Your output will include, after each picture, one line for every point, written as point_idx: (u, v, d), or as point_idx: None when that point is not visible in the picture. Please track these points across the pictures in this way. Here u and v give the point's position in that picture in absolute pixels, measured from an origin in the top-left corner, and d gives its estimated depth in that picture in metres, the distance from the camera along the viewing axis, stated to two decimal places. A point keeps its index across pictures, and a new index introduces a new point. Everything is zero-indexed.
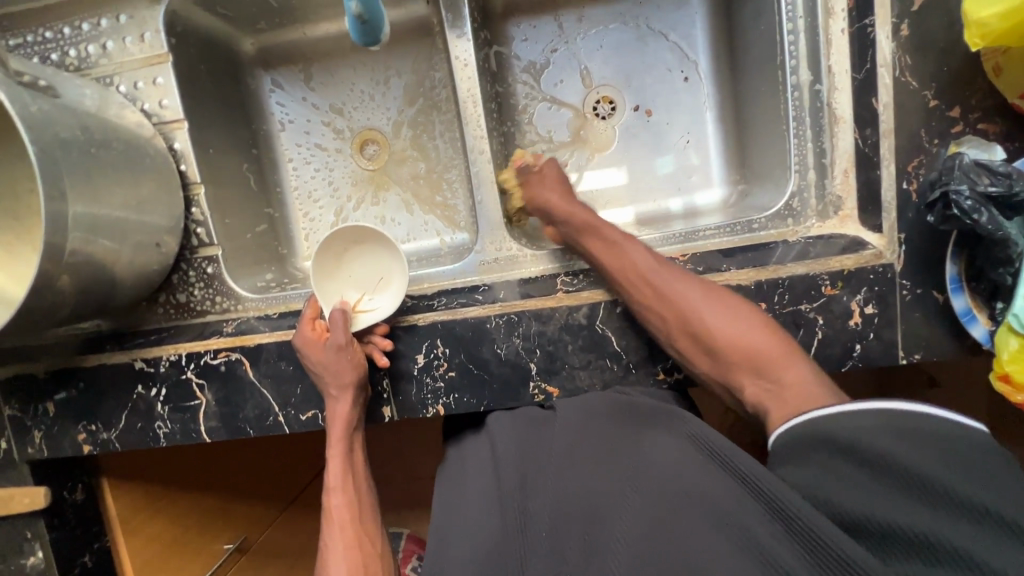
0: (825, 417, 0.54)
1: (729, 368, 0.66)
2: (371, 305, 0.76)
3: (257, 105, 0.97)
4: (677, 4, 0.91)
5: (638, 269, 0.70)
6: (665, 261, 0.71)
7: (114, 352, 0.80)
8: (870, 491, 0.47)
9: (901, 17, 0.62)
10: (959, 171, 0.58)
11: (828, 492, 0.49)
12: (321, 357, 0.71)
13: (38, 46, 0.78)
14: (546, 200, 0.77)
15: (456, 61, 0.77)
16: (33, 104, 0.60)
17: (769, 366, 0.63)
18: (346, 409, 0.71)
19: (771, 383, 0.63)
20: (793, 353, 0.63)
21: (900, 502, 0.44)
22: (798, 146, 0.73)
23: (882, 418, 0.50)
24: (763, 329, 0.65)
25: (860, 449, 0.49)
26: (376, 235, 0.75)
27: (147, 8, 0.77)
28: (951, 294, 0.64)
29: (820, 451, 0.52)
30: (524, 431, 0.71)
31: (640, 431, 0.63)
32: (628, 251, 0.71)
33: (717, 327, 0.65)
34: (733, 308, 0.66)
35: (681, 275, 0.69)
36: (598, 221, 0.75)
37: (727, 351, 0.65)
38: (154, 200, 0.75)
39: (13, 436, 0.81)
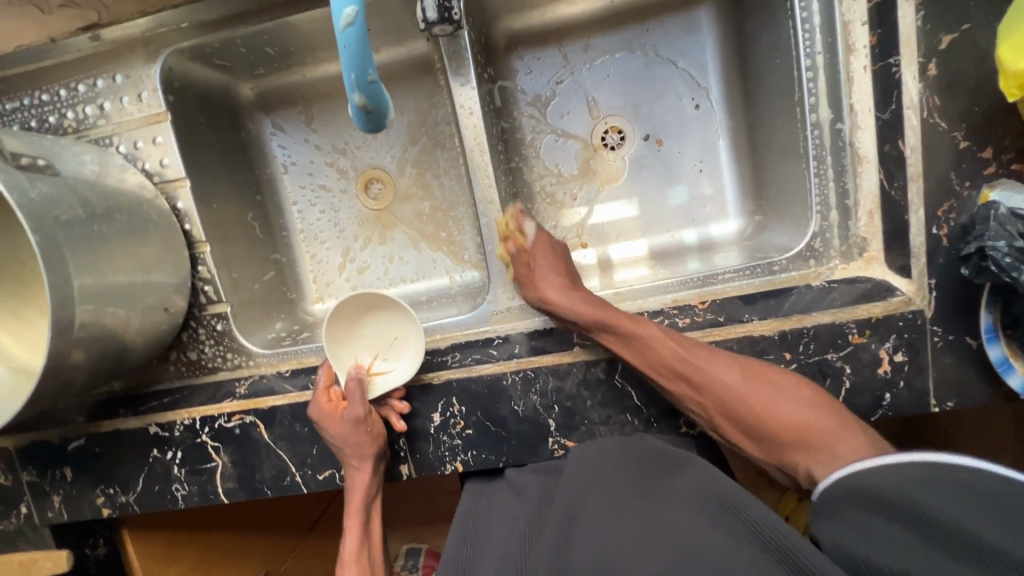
0: (867, 470, 0.54)
1: (783, 445, 0.64)
2: (386, 366, 0.75)
3: (258, 149, 0.95)
4: (686, 29, 0.88)
5: (665, 362, 0.65)
6: (685, 340, 0.67)
7: (126, 418, 0.80)
8: (888, 538, 0.47)
9: (928, 56, 0.60)
10: (996, 223, 0.56)
11: (852, 542, 0.50)
12: (338, 430, 0.70)
13: (35, 109, 0.77)
14: (546, 292, 0.72)
15: (461, 109, 0.75)
16: (33, 189, 0.59)
17: (825, 442, 0.60)
18: (366, 479, 0.71)
19: (830, 463, 0.60)
20: (845, 421, 0.61)
21: (913, 548, 0.45)
22: (819, 186, 0.70)
23: (914, 470, 0.50)
24: (806, 401, 0.62)
25: (887, 499, 0.50)
26: (388, 300, 0.73)
27: (143, 66, 0.75)
28: (986, 343, 0.62)
29: (854, 505, 0.53)
30: (538, 478, 0.69)
31: (652, 476, 0.60)
32: (645, 341, 0.66)
33: (759, 407, 0.63)
34: (772, 384, 0.63)
35: (707, 355, 0.65)
36: (603, 309, 0.69)
37: (778, 432, 0.63)
38: (161, 265, 0.74)
39: (32, 500, 0.82)
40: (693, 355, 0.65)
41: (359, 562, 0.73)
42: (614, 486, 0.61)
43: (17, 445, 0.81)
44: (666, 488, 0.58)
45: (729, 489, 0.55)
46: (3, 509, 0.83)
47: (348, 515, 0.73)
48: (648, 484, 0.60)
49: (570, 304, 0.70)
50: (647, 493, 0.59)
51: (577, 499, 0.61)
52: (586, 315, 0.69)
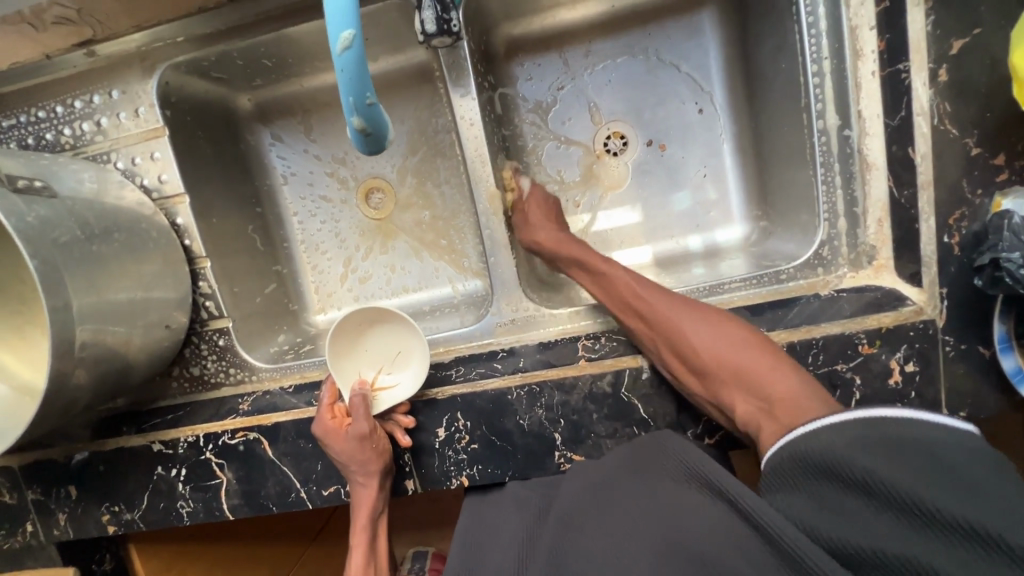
0: (808, 434, 0.50)
1: (719, 388, 0.62)
2: (390, 381, 0.75)
3: (258, 160, 0.94)
4: (688, 33, 0.87)
5: (624, 298, 0.70)
6: (650, 282, 0.70)
7: (130, 436, 0.79)
8: (862, 517, 0.43)
9: (938, 62, 0.58)
10: (1010, 233, 0.55)
11: (815, 518, 0.45)
12: (342, 446, 0.69)
13: (32, 126, 0.76)
14: (530, 228, 0.78)
15: (461, 121, 0.74)
16: (30, 212, 0.58)
17: (758, 382, 0.59)
18: (372, 496, 0.71)
19: (762, 402, 0.58)
20: (784, 366, 0.60)
21: (898, 531, 0.41)
22: (827, 194, 0.69)
23: (865, 430, 0.47)
24: (749, 345, 0.62)
25: (847, 467, 0.45)
26: (389, 313, 0.73)
27: (139, 82, 0.75)
28: (999, 353, 0.60)
29: (806, 473, 0.48)
30: (535, 496, 0.69)
31: (647, 475, 0.59)
32: (611, 276, 0.71)
33: (701, 346, 0.63)
34: (722, 328, 0.64)
35: (669, 297, 0.68)
36: (586, 253, 0.75)
37: (714, 371, 0.62)
38: (162, 282, 0.73)
39: (37, 518, 0.81)
40: (654, 295, 0.68)
41: None
42: (614, 493, 0.60)
43: (22, 463, 0.81)
44: (662, 486, 0.56)
45: (719, 475, 0.52)
46: (8, 527, 0.82)
47: (355, 531, 0.73)
48: (644, 484, 0.58)
49: (552, 247, 0.76)
50: (642, 493, 0.57)
51: (580, 511, 0.61)
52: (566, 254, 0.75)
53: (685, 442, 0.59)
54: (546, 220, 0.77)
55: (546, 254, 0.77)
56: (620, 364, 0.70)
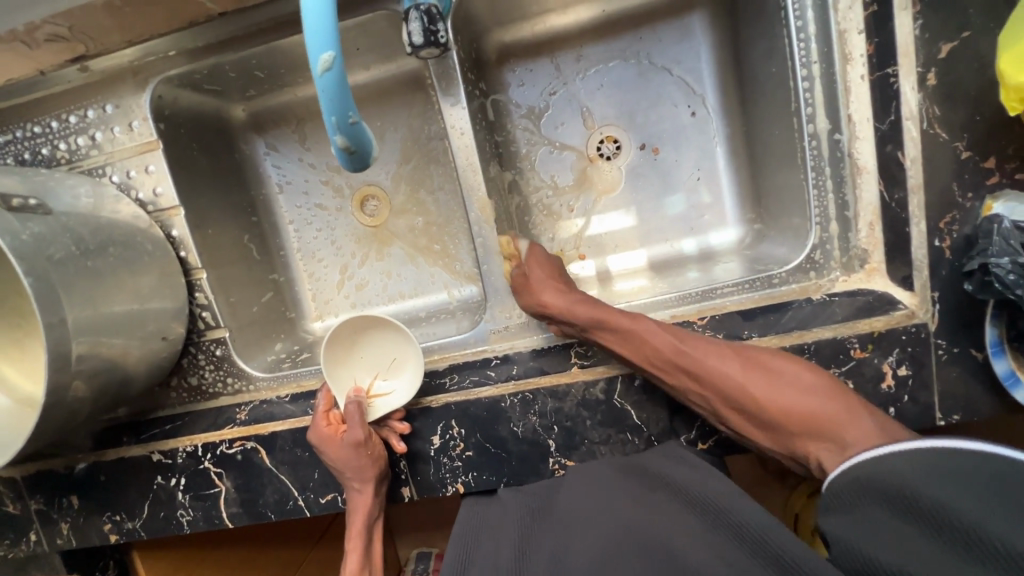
0: (868, 462, 0.51)
1: (788, 435, 0.61)
2: (386, 388, 0.75)
3: (253, 170, 0.95)
4: (680, 36, 0.87)
5: (664, 361, 0.64)
6: (683, 333, 0.66)
7: (130, 446, 0.80)
8: (892, 531, 0.45)
9: (927, 66, 0.58)
10: (999, 237, 0.55)
11: (853, 533, 0.48)
12: (337, 453, 0.69)
13: (28, 141, 0.77)
14: (543, 298, 0.71)
15: (451, 130, 0.74)
16: (24, 230, 0.59)
17: (831, 429, 0.57)
18: (368, 502, 0.71)
19: (837, 450, 0.57)
20: (854, 408, 0.57)
21: (919, 543, 0.42)
22: (818, 197, 0.69)
23: (909, 457, 0.48)
24: (807, 387, 0.60)
25: (889, 487, 0.47)
26: (384, 321, 0.73)
27: (133, 96, 0.75)
28: (991, 356, 0.60)
29: (855, 496, 0.51)
30: (531, 498, 0.67)
31: (641, 481, 0.60)
32: (644, 337, 0.66)
33: (764, 401, 0.60)
34: (771, 371, 0.61)
35: (708, 347, 0.64)
36: (602, 310, 0.69)
37: (782, 423, 0.60)
38: (158, 294, 0.74)
39: (41, 527, 0.82)
40: (695, 349, 0.64)
41: None
42: (608, 498, 0.59)
43: (25, 474, 0.82)
44: (656, 500, 0.57)
45: (716, 493, 0.54)
46: (12, 537, 0.83)
47: (351, 537, 0.73)
48: (639, 494, 0.58)
49: (568, 308, 0.69)
50: (636, 501, 0.57)
51: (573, 516, 0.59)
52: (585, 317, 0.69)
53: (683, 459, 0.61)
54: (550, 281, 0.73)
55: (562, 317, 0.70)
56: (613, 371, 0.70)
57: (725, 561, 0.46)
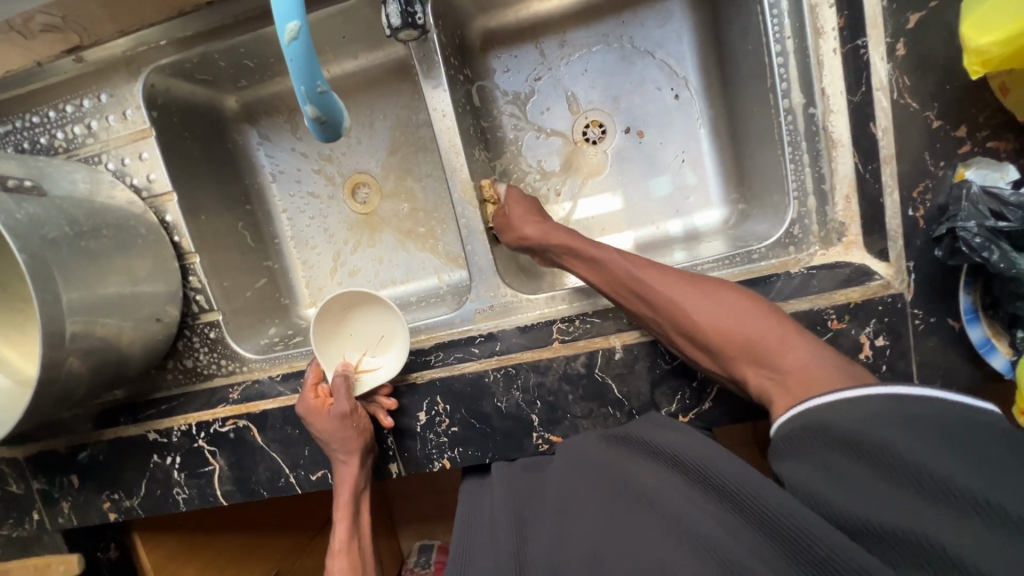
0: (838, 405, 0.49)
1: (731, 361, 0.61)
2: (373, 364, 0.77)
3: (246, 160, 0.97)
4: (661, 19, 0.88)
5: (618, 280, 0.69)
6: (643, 261, 0.69)
7: (127, 426, 0.83)
8: (875, 489, 0.43)
9: (896, 37, 0.59)
10: (968, 203, 0.56)
11: (826, 489, 0.46)
12: (325, 424, 0.71)
13: (27, 131, 0.80)
14: (518, 229, 0.76)
15: (434, 112, 0.76)
16: (19, 210, 0.61)
17: (772, 354, 0.58)
18: (353, 474, 0.73)
19: (775, 374, 0.58)
20: (796, 336, 0.59)
21: (908, 504, 0.41)
22: (795, 172, 0.70)
23: (890, 406, 0.47)
24: (759, 315, 0.61)
25: (870, 443, 0.45)
26: (370, 297, 0.75)
27: (127, 86, 0.78)
28: (967, 324, 0.61)
29: (822, 445, 0.48)
30: (518, 474, 0.68)
31: (631, 456, 0.60)
32: (603, 260, 0.70)
33: (707, 323, 0.62)
34: (723, 299, 0.63)
35: (665, 275, 0.67)
36: (575, 238, 0.74)
37: (723, 346, 0.61)
38: (152, 276, 0.76)
39: (44, 507, 0.85)
40: (652, 276, 0.66)
41: (348, 553, 0.75)
42: (595, 469, 0.60)
43: (28, 454, 0.85)
44: (645, 469, 0.57)
45: (701, 456, 0.54)
46: (17, 517, 0.86)
47: (336, 509, 0.75)
48: (626, 464, 0.59)
49: (542, 235, 0.75)
50: (626, 476, 0.57)
51: (563, 489, 0.60)
52: (557, 242, 0.74)
53: (671, 426, 0.61)
54: (528, 215, 0.77)
55: (539, 245, 0.75)
56: (594, 345, 0.71)
57: (728, 531, 0.47)
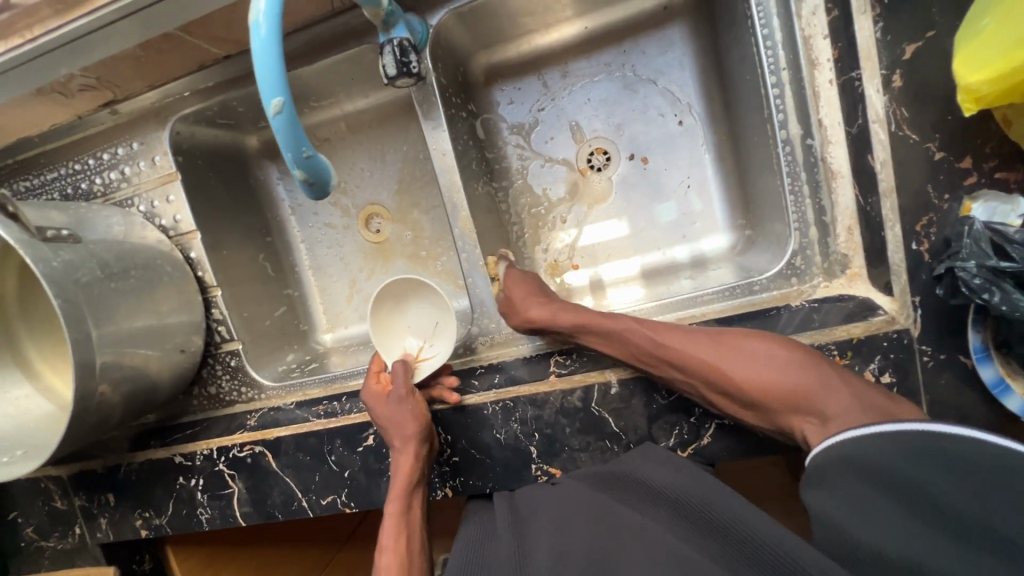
0: (861, 440, 0.51)
1: (775, 413, 0.61)
2: (431, 352, 0.80)
3: (267, 194, 1.02)
4: (662, 47, 0.88)
5: (642, 351, 0.67)
6: (658, 324, 0.68)
7: (156, 448, 0.89)
8: (888, 521, 0.45)
9: (891, 67, 0.57)
10: (970, 239, 0.54)
11: (836, 517, 0.49)
12: (383, 410, 0.73)
13: (71, 177, 0.88)
14: (525, 312, 0.74)
15: (434, 151, 0.79)
16: (55, 257, 0.66)
17: (812, 402, 0.58)
18: (408, 463, 0.71)
19: (820, 421, 0.58)
20: (831, 378, 0.58)
21: (905, 531, 0.43)
22: (795, 204, 0.68)
23: (910, 440, 0.48)
24: (789, 363, 0.60)
25: (885, 475, 0.48)
26: (420, 284, 0.79)
27: (156, 134, 0.84)
28: (978, 363, 0.57)
29: (851, 474, 0.50)
30: (523, 495, 0.68)
31: (633, 490, 0.60)
32: (619, 332, 0.68)
33: (744, 380, 0.61)
34: (753, 354, 0.63)
35: (687, 337, 0.66)
36: (585, 312, 0.72)
37: (765, 400, 0.61)
38: (176, 310, 0.82)
39: (84, 522, 0.92)
40: (677, 340, 0.65)
41: (397, 551, 0.69)
42: (595, 496, 0.60)
43: (71, 472, 0.92)
44: (638, 503, 0.58)
45: (694, 495, 0.56)
46: (61, 530, 0.93)
47: (390, 501, 0.72)
48: (633, 493, 0.59)
49: (550, 316, 0.73)
50: (627, 505, 0.58)
51: (559, 513, 0.60)
52: (567, 321, 0.72)
53: (671, 462, 0.62)
54: (534, 297, 0.76)
55: (546, 325, 0.73)
56: (589, 380, 0.71)
57: (709, 554, 0.49)
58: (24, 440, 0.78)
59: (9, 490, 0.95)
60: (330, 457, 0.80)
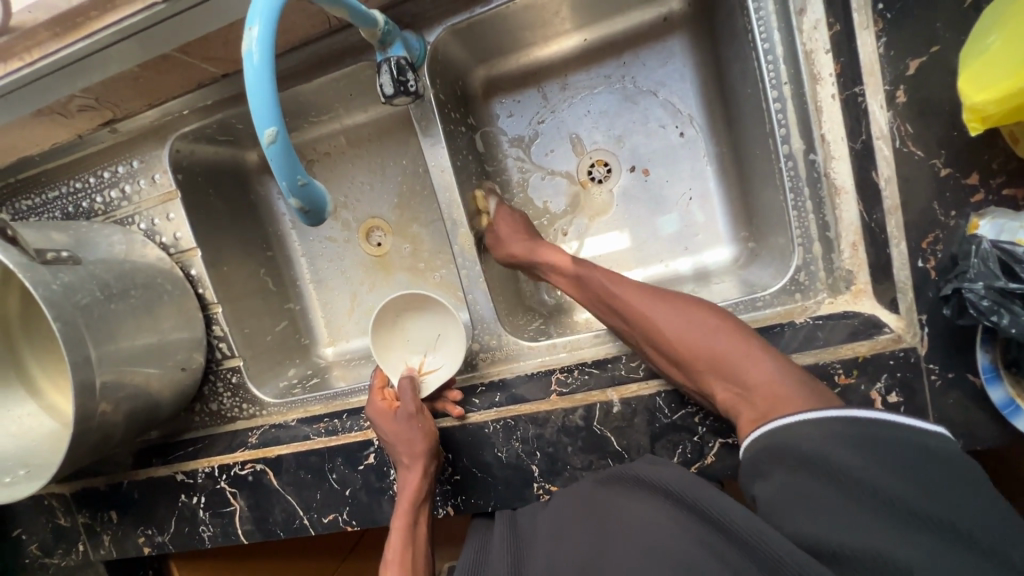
0: (791, 425, 0.51)
1: (696, 375, 0.63)
2: (434, 364, 0.80)
3: (268, 209, 1.02)
4: (662, 59, 0.87)
5: (599, 295, 0.73)
6: (620, 277, 0.73)
7: (158, 466, 0.89)
8: (838, 513, 0.43)
9: (895, 83, 0.57)
10: (978, 259, 0.53)
11: (789, 514, 0.45)
12: (391, 426, 0.73)
13: (72, 196, 0.88)
14: (504, 246, 0.81)
15: (432, 167, 0.79)
16: (55, 281, 0.66)
17: (732, 366, 0.60)
18: (417, 480, 0.71)
19: (738, 389, 0.59)
20: (759, 353, 0.60)
21: (872, 522, 0.41)
22: (798, 219, 0.67)
23: (841, 426, 0.48)
24: (721, 332, 0.63)
25: (822, 462, 0.46)
26: (422, 299, 0.80)
27: (156, 152, 0.84)
28: (986, 383, 0.56)
29: (791, 464, 0.49)
30: (517, 517, 0.66)
31: (612, 493, 0.58)
32: (584, 274, 0.75)
33: (671, 334, 0.65)
34: (692, 317, 0.65)
35: (641, 290, 0.71)
36: (560, 256, 0.79)
37: (686, 357, 0.63)
38: (177, 328, 0.82)
39: (87, 539, 0.92)
40: (628, 291, 0.71)
41: (402, 564, 0.69)
42: (581, 509, 0.59)
43: (75, 490, 0.92)
44: (631, 500, 0.56)
45: (680, 489, 0.53)
46: (64, 547, 0.93)
47: (396, 516, 0.71)
48: (615, 498, 0.58)
49: (526, 251, 0.80)
50: (609, 509, 0.56)
51: (556, 533, 0.58)
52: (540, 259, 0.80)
53: (662, 463, 0.59)
54: (516, 232, 0.81)
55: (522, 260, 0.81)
56: (591, 399, 0.70)
57: (711, 551, 0.45)
58: (26, 459, 0.78)
59: (13, 508, 0.96)
60: (331, 474, 0.80)
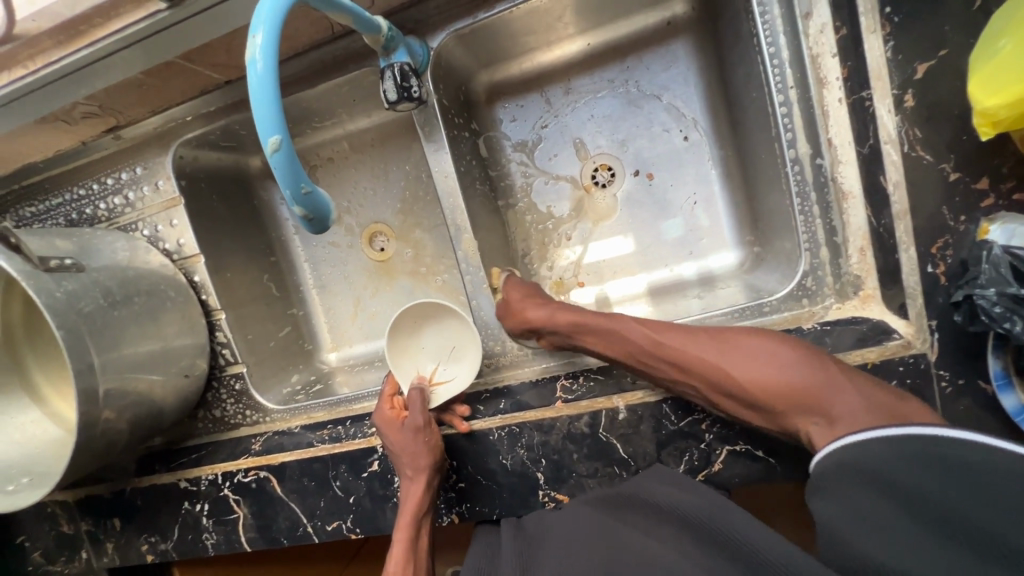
0: (859, 449, 0.51)
1: (779, 414, 0.60)
2: (447, 375, 0.80)
3: (271, 214, 1.02)
4: (665, 63, 0.87)
5: (645, 352, 0.66)
6: (659, 323, 0.68)
7: (161, 473, 0.88)
8: (882, 528, 0.44)
9: (903, 87, 0.56)
10: (989, 265, 0.52)
11: (835, 529, 0.48)
12: (396, 438, 0.72)
13: (75, 203, 0.88)
14: (525, 314, 0.74)
15: (436, 173, 0.78)
16: (59, 288, 0.66)
17: (815, 402, 0.57)
18: (419, 493, 0.70)
19: (825, 422, 0.57)
20: (837, 378, 0.57)
21: (903, 536, 0.43)
22: (805, 223, 0.67)
23: (898, 443, 0.49)
24: (793, 361, 0.60)
25: (875, 479, 0.48)
26: (443, 308, 0.79)
27: (159, 158, 0.84)
28: (998, 390, 0.56)
29: (846, 480, 0.50)
30: (535, 517, 0.66)
31: (644, 502, 0.59)
32: (619, 329, 0.69)
33: (747, 380, 0.60)
34: (754, 353, 0.62)
35: (686, 335, 0.66)
36: (583, 313, 0.72)
37: (769, 400, 0.59)
38: (180, 334, 0.81)
39: (90, 546, 0.92)
40: (676, 339, 0.65)
41: None
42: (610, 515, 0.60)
43: (77, 497, 0.92)
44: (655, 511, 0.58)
45: (701, 510, 0.54)
46: (67, 554, 0.93)
47: (397, 529, 0.71)
48: (637, 510, 0.59)
49: (548, 318, 0.73)
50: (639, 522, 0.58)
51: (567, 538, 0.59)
52: (566, 321, 0.72)
53: (672, 482, 0.60)
54: (530, 298, 0.75)
55: (545, 327, 0.73)
56: (597, 405, 0.70)
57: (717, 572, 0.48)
58: (29, 467, 0.78)
59: (17, 515, 0.95)
60: (335, 482, 0.79)
